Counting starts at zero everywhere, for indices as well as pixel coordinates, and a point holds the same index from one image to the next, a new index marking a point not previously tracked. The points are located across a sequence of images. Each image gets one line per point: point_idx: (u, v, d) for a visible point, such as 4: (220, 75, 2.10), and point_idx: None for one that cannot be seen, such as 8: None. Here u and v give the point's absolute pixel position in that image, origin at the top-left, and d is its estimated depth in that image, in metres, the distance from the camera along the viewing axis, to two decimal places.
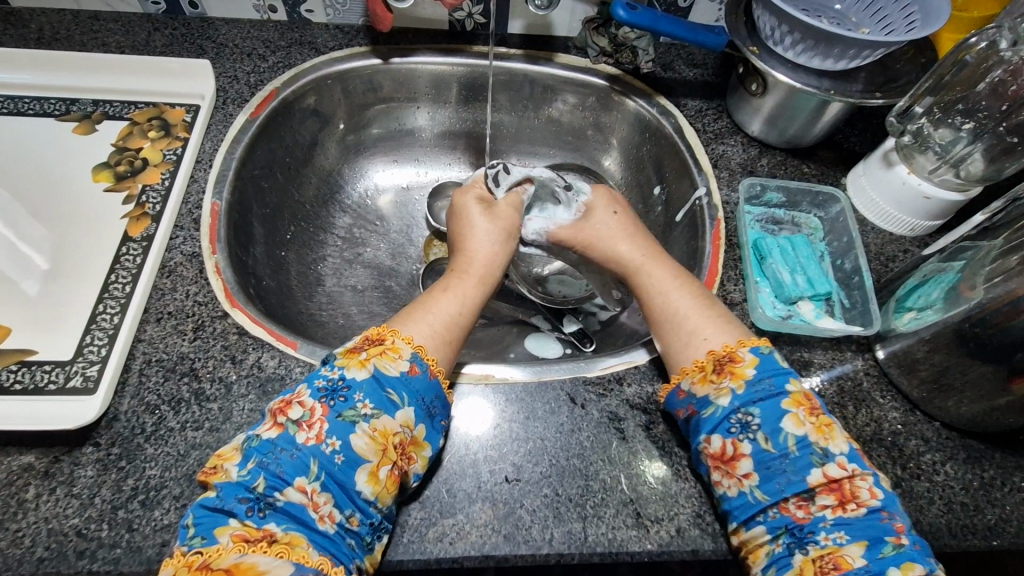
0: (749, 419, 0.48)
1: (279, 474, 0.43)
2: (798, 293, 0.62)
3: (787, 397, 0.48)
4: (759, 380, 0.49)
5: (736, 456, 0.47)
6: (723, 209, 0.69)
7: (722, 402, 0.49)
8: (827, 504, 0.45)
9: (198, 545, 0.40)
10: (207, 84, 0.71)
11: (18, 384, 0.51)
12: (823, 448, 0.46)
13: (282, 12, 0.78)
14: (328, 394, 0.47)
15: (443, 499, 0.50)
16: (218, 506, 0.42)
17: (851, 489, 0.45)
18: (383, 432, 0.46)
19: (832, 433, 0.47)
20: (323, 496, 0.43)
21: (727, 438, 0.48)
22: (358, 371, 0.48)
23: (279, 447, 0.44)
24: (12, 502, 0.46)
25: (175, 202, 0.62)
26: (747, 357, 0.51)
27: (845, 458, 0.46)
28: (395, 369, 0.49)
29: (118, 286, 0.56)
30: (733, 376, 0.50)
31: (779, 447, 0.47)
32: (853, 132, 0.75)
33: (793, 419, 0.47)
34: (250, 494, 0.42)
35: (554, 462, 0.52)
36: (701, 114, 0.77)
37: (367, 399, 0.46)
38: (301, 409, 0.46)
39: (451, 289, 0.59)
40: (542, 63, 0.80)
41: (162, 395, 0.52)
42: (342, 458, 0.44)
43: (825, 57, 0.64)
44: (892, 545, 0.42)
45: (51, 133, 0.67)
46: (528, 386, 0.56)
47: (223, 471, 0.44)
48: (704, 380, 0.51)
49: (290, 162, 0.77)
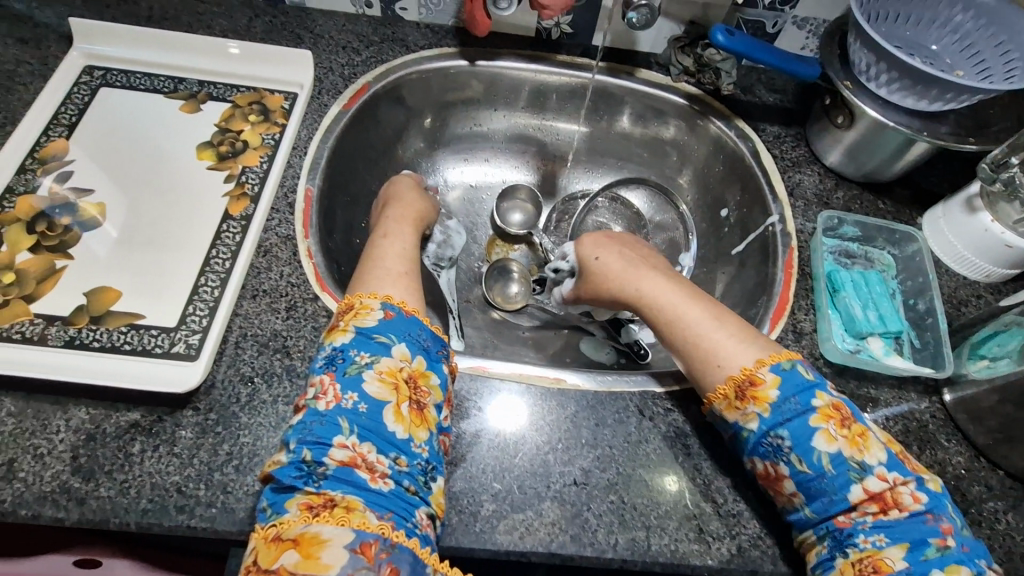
0: (780, 442, 0.49)
1: (317, 441, 0.45)
2: (869, 329, 0.62)
3: (815, 414, 0.49)
4: (785, 401, 0.49)
5: (779, 477, 0.49)
6: (797, 237, 0.70)
7: (751, 426, 0.50)
8: (870, 512, 0.46)
9: (275, 519, 0.43)
10: (304, 74, 0.74)
11: (127, 345, 0.54)
12: (861, 462, 0.47)
13: (376, 8, 0.81)
14: (328, 363, 0.49)
15: (514, 495, 0.52)
16: (282, 486, 0.44)
17: (892, 497, 0.46)
18: (389, 372, 0.49)
19: (867, 443, 0.48)
20: (365, 446, 0.45)
21: (767, 461, 0.50)
22: (342, 337, 0.50)
23: (308, 422, 0.46)
24: (120, 455, 0.50)
25: (273, 185, 0.65)
26: (769, 377, 0.50)
27: (885, 468, 0.47)
28: (372, 320, 0.51)
29: (219, 261, 0.60)
30: (757, 401, 0.50)
31: (814, 467, 0.48)
32: (932, 171, 0.75)
33: (824, 435, 0.48)
34: (302, 467, 0.44)
35: (620, 470, 0.54)
36: (780, 140, 0.78)
37: (362, 352, 0.49)
38: (313, 388, 0.48)
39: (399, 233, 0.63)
40: (623, 78, 0.81)
41: (256, 368, 0.55)
42: (364, 407, 0.47)
43: (919, 98, 0.64)
44: (936, 548, 0.44)
45: (160, 108, 0.70)
46: (598, 395, 0.58)
47: (275, 461, 0.46)
48: (730, 406, 0.51)
49: (372, 154, 0.79)
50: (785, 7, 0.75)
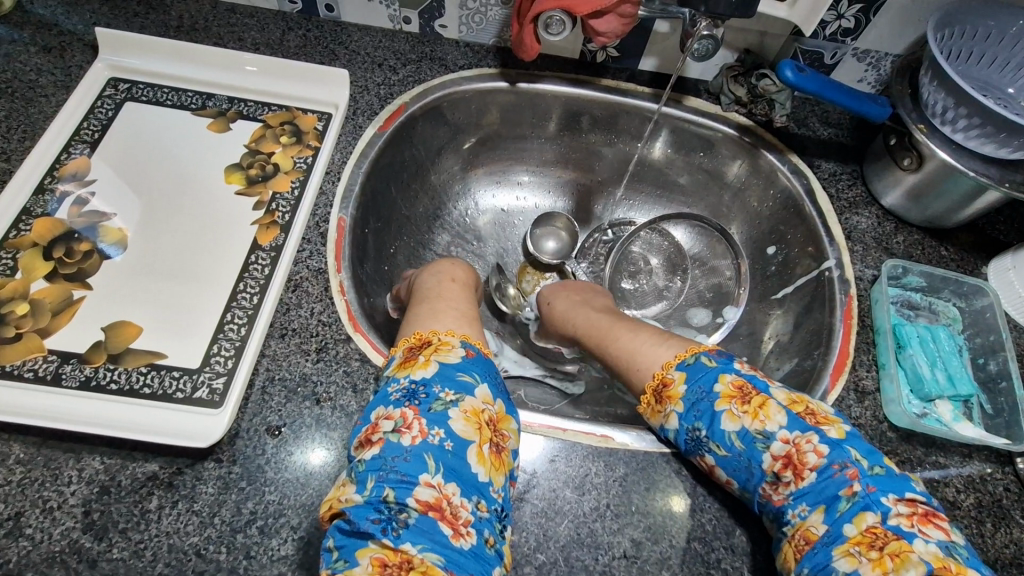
0: (698, 434, 0.50)
1: (402, 479, 0.42)
2: (938, 392, 0.58)
3: (719, 398, 0.49)
4: (693, 395, 0.51)
5: (711, 469, 0.50)
6: (856, 286, 0.66)
7: (672, 424, 0.51)
8: (789, 483, 0.45)
9: (344, 568, 0.40)
10: (341, 93, 0.71)
11: (147, 388, 0.50)
12: (762, 432, 0.47)
13: (415, 24, 0.77)
14: (408, 397, 0.46)
15: (561, 568, 0.48)
16: (355, 531, 0.40)
17: (799, 458, 0.45)
18: (473, 411, 0.46)
19: (765, 411, 0.47)
20: (450, 488, 0.42)
21: (697, 456, 0.51)
22: (424, 370, 0.48)
23: (389, 457, 0.43)
24: (135, 511, 0.46)
25: (305, 213, 0.61)
26: (676, 376, 0.52)
27: (785, 430, 0.46)
28: (454, 356, 0.50)
29: (246, 296, 0.56)
30: (671, 400, 0.52)
31: (729, 450, 0.48)
32: (999, 217, 0.71)
33: (728, 416, 0.48)
34: (382, 510, 0.41)
35: (673, 542, 0.50)
36: (835, 178, 0.74)
37: (446, 388, 0.47)
38: (392, 420, 0.45)
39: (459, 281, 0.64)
40: (671, 105, 0.77)
41: (284, 417, 0.51)
42: (451, 445, 0.44)
43: (998, 145, 0.60)
44: (846, 500, 0.43)
45: (187, 126, 0.66)
46: (649, 456, 0.53)
47: (345, 501, 0.42)
48: (654, 410, 0.53)
49: (406, 178, 0.76)
50: (846, 39, 0.71)
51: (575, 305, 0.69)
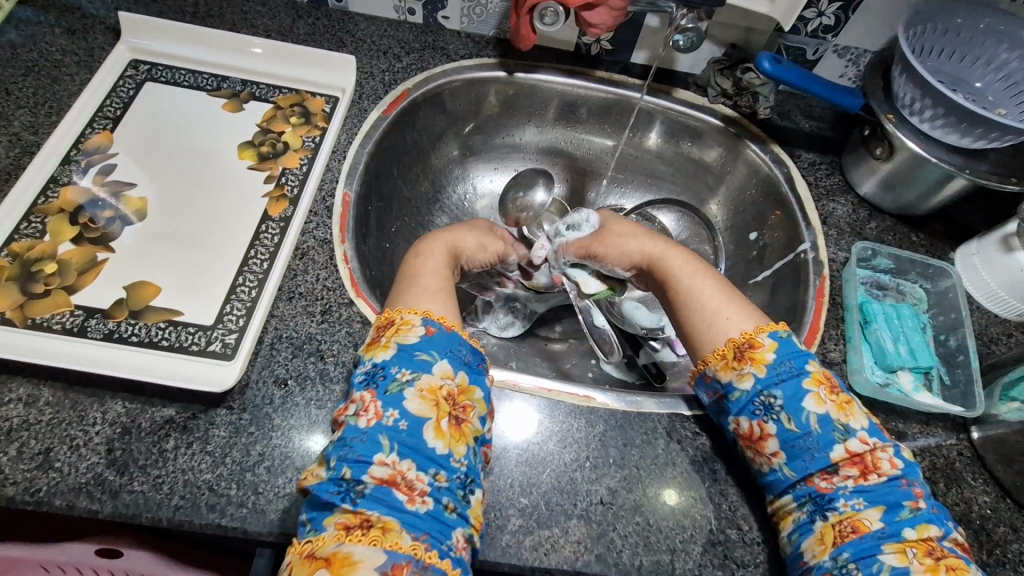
0: (772, 400, 0.52)
1: (358, 458, 0.46)
2: (900, 363, 0.62)
3: (809, 377, 0.52)
4: (779, 363, 0.53)
5: (763, 436, 0.52)
6: (829, 266, 0.70)
7: (745, 385, 0.53)
8: (851, 475, 0.48)
9: (311, 534, 0.44)
10: (347, 78, 0.75)
11: (165, 341, 0.55)
12: (845, 425, 0.50)
13: (418, 16, 0.82)
14: (369, 380, 0.51)
15: (542, 512, 0.52)
16: (320, 500, 0.45)
17: (872, 461, 0.49)
18: (429, 390, 0.49)
19: (851, 410, 0.51)
20: (404, 464, 0.46)
21: (753, 420, 0.53)
22: (384, 353, 0.52)
23: (348, 437, 0.47)
24: (154, 450, 0.50)
25: (313, 188, 0.66)
26: (767, 342, 0.54)
27: (866, 433, 0.50)
28: (414, 336, 0.52)
29: (257, 261, 0.60)
30: (754, 362, 0.54)
31: (801, 427, 0.50)
32: (968, 207, 0.75)
33: (814, 398, 0.51)
34: (341, 484, 0.45)
35: (646, 491, 0.54)
36: (815, 167, 0.78)
37: (403, 368, 0.50)
38: (354, 403, 0.49)
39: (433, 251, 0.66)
40: (660, 97, 0.81)
41: (290, 371, 0.55)
42: (405, 425, 0.47)
43: (962, 135, 0.64)
44: (908, 509, 0.47)
45: (203, 105, 0.71)
46: (627, 415, 0.58)
47: (314, 475, 0.47)
48: (727, 366, 0.55)
49: (408, 160, 0.80)
50: (827, 36, 0.75)
51: (641, 231, 0.72)
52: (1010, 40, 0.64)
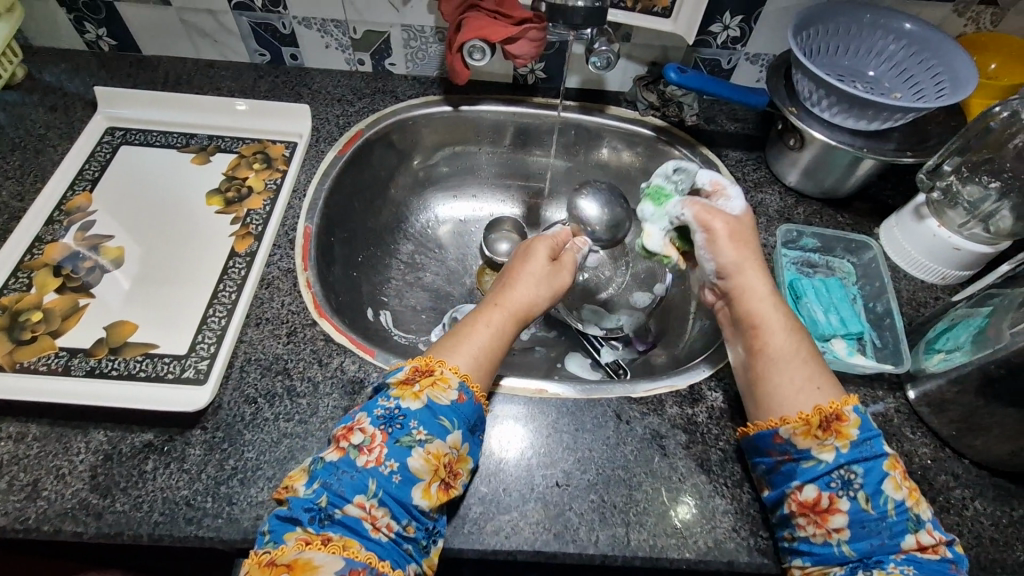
0: (852, 476, 0.50)
1: (340, 493, 0.48)
2: (831, 331, 0.67)
3: (888, 460, 0.50)
4: (865, 441, 0.51)
5: (831, 508, 0.50)
6: (761, 251, 0.75)
7: (825, 457, 0.51)
8: (909, 552, 0.47)
9: (271, 548, 0.46)
10: (303, 125, 0.83)
11: (142, 372, 0.59)
12: (917, 515, 0.49)
13: (368, 65, 0.90)
14: (386, 421, 0.52)
15: (500, 498, 0.55)
16: (288, 516, 0.48)
17: (935, 549, 0.47)
18: (436, 454, 0.51)
19: (919, 499, 0.50)
20: (380, 510, 0.48)
21: (825, 491, 0.50)
22: (412, 402, 0.53)
23: (341, 468, 0.49)
24: (134, 472, 0.54)
25: (275, 224, 0.72)
26: (852, 417, 0.52)
27: (932, 525, 0.49)
28: (446, 398, 0.53)
29: (226, 294, 0.66)
30: (841, 435, 0.51)
31: (877, 509, 0.48)
32: (886, 186, 0.81)
33: (893, 482, 0.49)
34: (314, 507, 0.47)
35: (600, 471, 0.57)
36: (742, 164, 0.84)
37: (421, 427, 0.51)
38: (363, 436, 0.51)
39: (490, 321, 0.62)
40: (595, 114, 0.88)
41: (260, 389, 0.60)
42: (398, 477, 0.49)
43: (858, 118, 0.70)
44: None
45: (174, 161, 0.78)
46: (578, 402, 0.61)
47: (293, 488, 0.50)
48: (808, 433, 0.52)
49: (368, 194, 0.86)
50: (737, 46, 0.82)
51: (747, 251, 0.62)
52: (892, 31, 0.73)
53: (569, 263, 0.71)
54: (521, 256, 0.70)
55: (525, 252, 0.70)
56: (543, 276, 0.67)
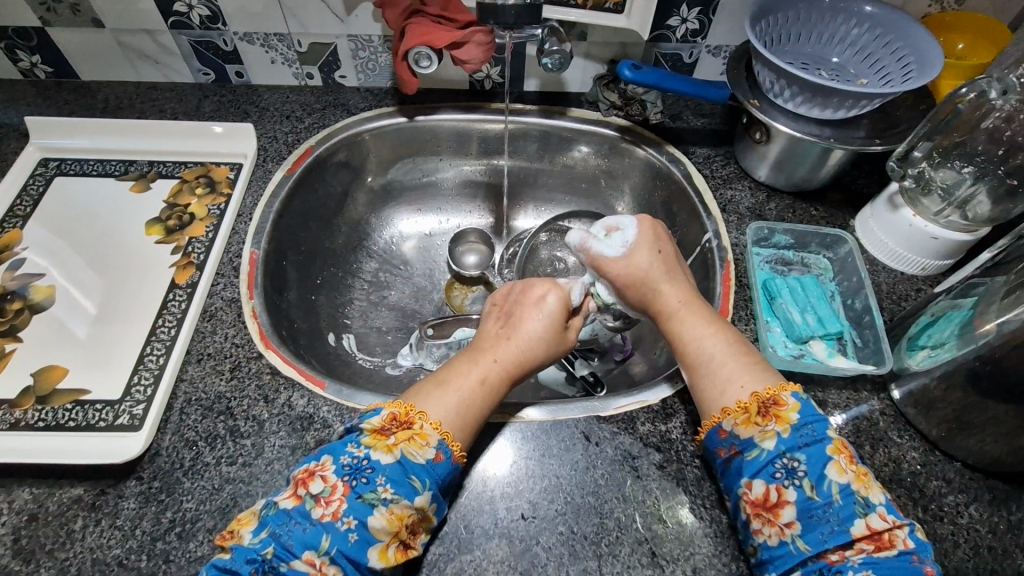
0: (795, 464, 0.47)
1: (289, 546, 0.44)
2: (809, 333, 0.63)
3: (830, 443, 0.48)
4: (803, 425, 0.49)
5: (779, 503, 0.47)
6: (733, 251, 0.71)
7: (767, 445, 0.49)
8: (865, 550, 0.44)
9: None
10: (249, 144, 0.79)
11: (72, 421, 0.56)
12: (865, 498, 0.46)
13: (318, 78, 0.86)
14: (351, 472, 0.47)
15: (461, 535, 0.51)
16: (228, 567, 0.43)
17: (890, 538, 0.44)
18: (400, 515, 0.46)
19: (870, 482, 0.47)
20: (331, 568, 0.43)
21: (771, 484, 0.47)
22: (384, 455, 0.48)
23: (294, 519, 0.45)
24: (61, 532, 0.50)
25: (218, 252, 0.68)
26: (790, 401, 0.50)
27: (885, 509, 0.46)
28: (422, 457, 0.48)
29: (165, 330, 0.62)
30: (779, 420, 0.49)
31: (823, 496, 0.46)
32: (859, 175, 0.78)
33: (836, 466, 0.47)
34: (258, 558, 0.43)
35: (569, 499, 0.53)
36: (709, 160, 0.81)
37: (389, 484, 0.46)
38: (323, 485, 0.46)
39: (479, 377, 0.55)
40: (556, 117, 0.85)
41: (200, 432, 0.55)
42: (355, 537, 0.45)
43: (823, 108, 0.67)
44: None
45: (112, 191, 0.75)
46: (544, 425, 0.58)
47: (238, 535, 0.45)
48: (749, 421, 0.50)
49: (323, 213, 0.83)
50: (696, 39, 0.80)
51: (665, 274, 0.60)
52: (854, 16, 0.70)
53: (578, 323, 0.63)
54: (532, 304, 0.61)
55: (538, 301, 0.61)
56: (547, 333, 0.59)
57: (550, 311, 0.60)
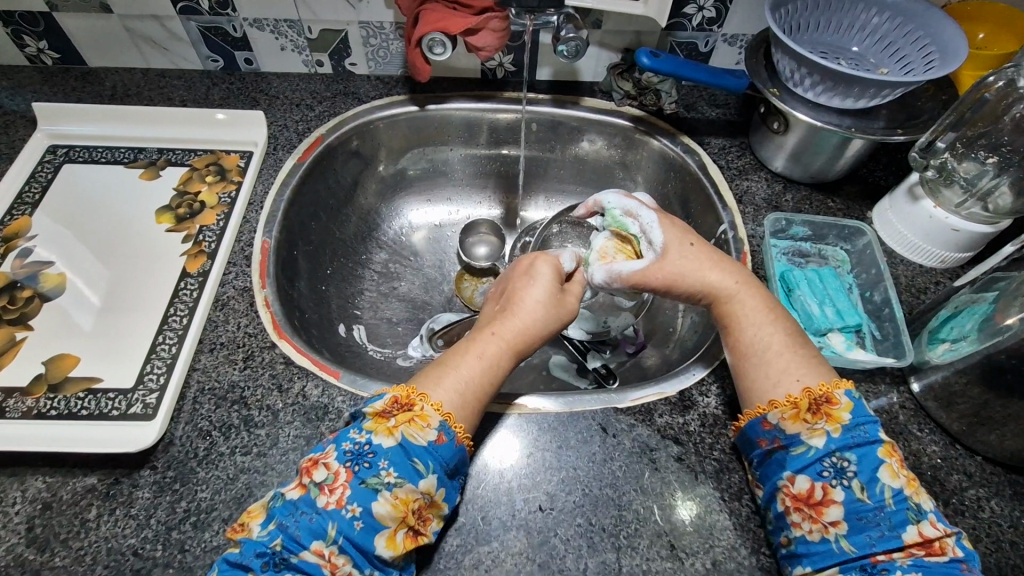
0: (845, 464, 0.47)
1: (297, 537, 0.43)
2: (828, 325, 0.62)
3: (882, 446, 0.47)
4: (856, 426, 0.47)
5: (825, 501, 0.46)
6: (749, 243, 0.71)
7: (815, 443, 0.48)
8: (915, 555, 0.43)
9: None
10: (259, 132, 0.78)
11: (84, 410, 0.55)
12: (917, 504, 0.45)
13: (328, 66, 0.85)
14: (353, 458, 0.46)
15: (478, 527, 0.51)
16: (237, 561, 0.42)
17: (940, 547, 0.43)
18: (405, 500, 0.45)
19: (921, 489, 0.46)
20: (341, 558, 0.43)
21: (817, 481, 0.47)
22: (385, 438, 0.47)
23: (300, 509, 0.44)
24: (76, 521, 0.49)
25: (229, 240, 0.67)
26: (843, 400, 0.49)
27: (936, 517, 0.45)
28: (423, 439, 0.47)
29: (177, 319, 0.61)
30: (830, 419, 0.48)
31: (874, 498, 0.45)
32: (876, 167, 0.77)
33: (888, 469, 0.46)
34: (267, 551, 0.43)
35: (586, 491, 0.53)
36: (725, 151, 0.80)
37: (391, 468, 0.46)
38: (326, 472, 0.46)
39: (478, 351, 0.55)
40: (569, 107, 0.84)
41: (214, 421, 0.55)
42: (361, 524, 0.44)
43: (845, 96, 0.66)
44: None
45: (121, 178, 0.74)
46: (560, 416, 0.57)
47: (248, 528, 0.45)
48: (797, 417, 0.49)
49: (333, 203, 0.82)
50: (713, 27, 0.78)
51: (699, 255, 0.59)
52: (876, 4, 0.69)
53: (577, 288, 0.63)
54: (522, 275, 0.62)
55: (528, 270, 0.62)
56: (544, 298, 0.59)
57: (543, 277, 0.61)
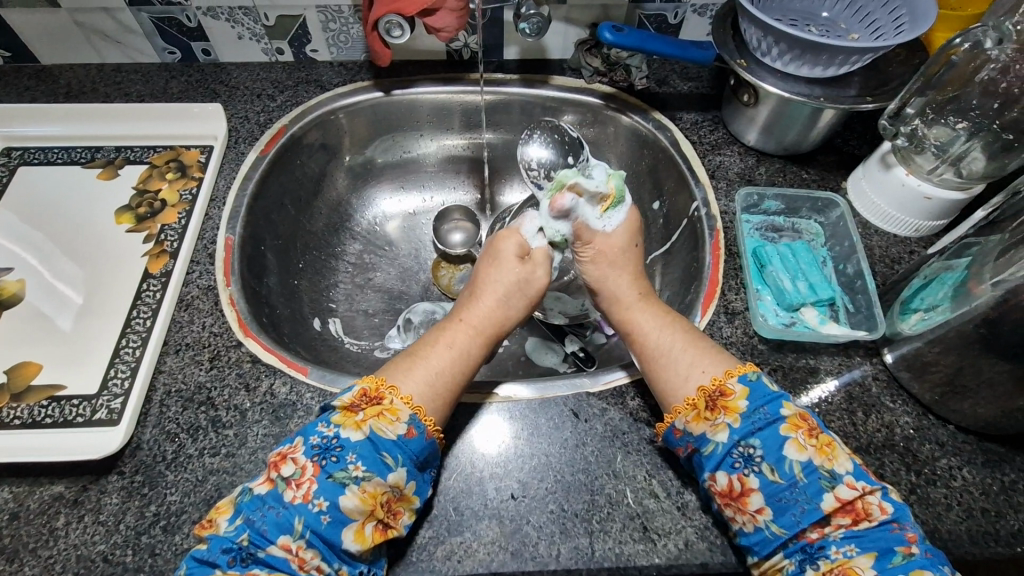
0: (751, 451, 0.47)
1: (264, 532, 0.43)
2: (800, 300, 0.62)
3: (786, 422, 0.47)
4: (754, 410, 0.48)
5: (745, 491, 0.46)
6: (722, 219, 0.70)
7: (721, 438, 0.48)
8: (843, 524, 0.44)
9: None
10: (219, 125, 0.76)
11: (49, 418, 0.55)
12: (830, 471, 0.45)
13: (288, 54, 0.83)
14: (321, 452, 0.46)
15: (450, 518, 0.50)
16: (205, 557, 0.43)
17: (863, 508, 0.44)
18: (372, 494, 0.45)
19: (835, 452, 0.46)
20: (309, 552, 0.43)
21: (733, 474, 0.47)
22: (353, 432, 0.46)
23: (268, 503, 0.44)
24: (44, 530, 0.49)
25: (191, 238, 0.66)
26: (737, 388, 0.49)
27: (852, 477, 0.45)
28: (392, 432, 0.47)
29: (140, 321, 0.60)
30: (727, 412, 0.49)
31: (786, 477, 0.45)
32: (851, 136, 0.76)
33: (795, 445, 0.46)
34: (234, 546, 0.43)
35: (559, 478, 0.53)
36: (697, 126, 0.78)
37: (360, 461, 0.45)
38: (293, 467, 0.45)
39: (442, 338, 0.55)
40: (537, 86, 0.82)
41: (181, 424, 0.54)
42: (328, 518, 0.44)
43: (813, 65, 0.64)
44: (902, 555, 0.42)
45: (79, 179, 0.72)
46: (532, 403, 0.57)
47: (216, 523, 0.45)
48: (698, 418, 0.49)
49: (301, 195, 0.80)
50: None
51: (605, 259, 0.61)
52: None
53: (543, 258, 0.62)
54: (489, 258, 0.62)
55: (494, 251, 0.62)
56: (508, 279, 0.60)
57: (505, 260, 0.61)
